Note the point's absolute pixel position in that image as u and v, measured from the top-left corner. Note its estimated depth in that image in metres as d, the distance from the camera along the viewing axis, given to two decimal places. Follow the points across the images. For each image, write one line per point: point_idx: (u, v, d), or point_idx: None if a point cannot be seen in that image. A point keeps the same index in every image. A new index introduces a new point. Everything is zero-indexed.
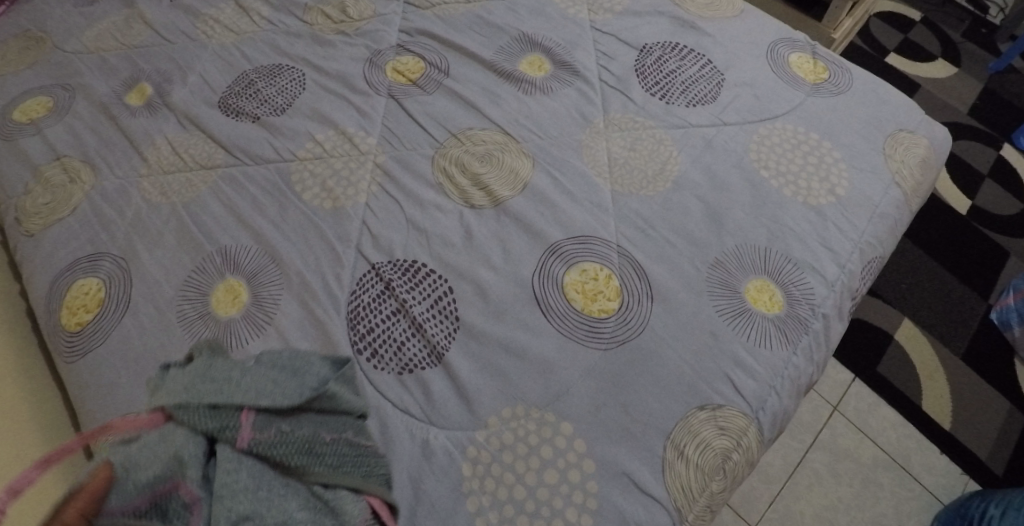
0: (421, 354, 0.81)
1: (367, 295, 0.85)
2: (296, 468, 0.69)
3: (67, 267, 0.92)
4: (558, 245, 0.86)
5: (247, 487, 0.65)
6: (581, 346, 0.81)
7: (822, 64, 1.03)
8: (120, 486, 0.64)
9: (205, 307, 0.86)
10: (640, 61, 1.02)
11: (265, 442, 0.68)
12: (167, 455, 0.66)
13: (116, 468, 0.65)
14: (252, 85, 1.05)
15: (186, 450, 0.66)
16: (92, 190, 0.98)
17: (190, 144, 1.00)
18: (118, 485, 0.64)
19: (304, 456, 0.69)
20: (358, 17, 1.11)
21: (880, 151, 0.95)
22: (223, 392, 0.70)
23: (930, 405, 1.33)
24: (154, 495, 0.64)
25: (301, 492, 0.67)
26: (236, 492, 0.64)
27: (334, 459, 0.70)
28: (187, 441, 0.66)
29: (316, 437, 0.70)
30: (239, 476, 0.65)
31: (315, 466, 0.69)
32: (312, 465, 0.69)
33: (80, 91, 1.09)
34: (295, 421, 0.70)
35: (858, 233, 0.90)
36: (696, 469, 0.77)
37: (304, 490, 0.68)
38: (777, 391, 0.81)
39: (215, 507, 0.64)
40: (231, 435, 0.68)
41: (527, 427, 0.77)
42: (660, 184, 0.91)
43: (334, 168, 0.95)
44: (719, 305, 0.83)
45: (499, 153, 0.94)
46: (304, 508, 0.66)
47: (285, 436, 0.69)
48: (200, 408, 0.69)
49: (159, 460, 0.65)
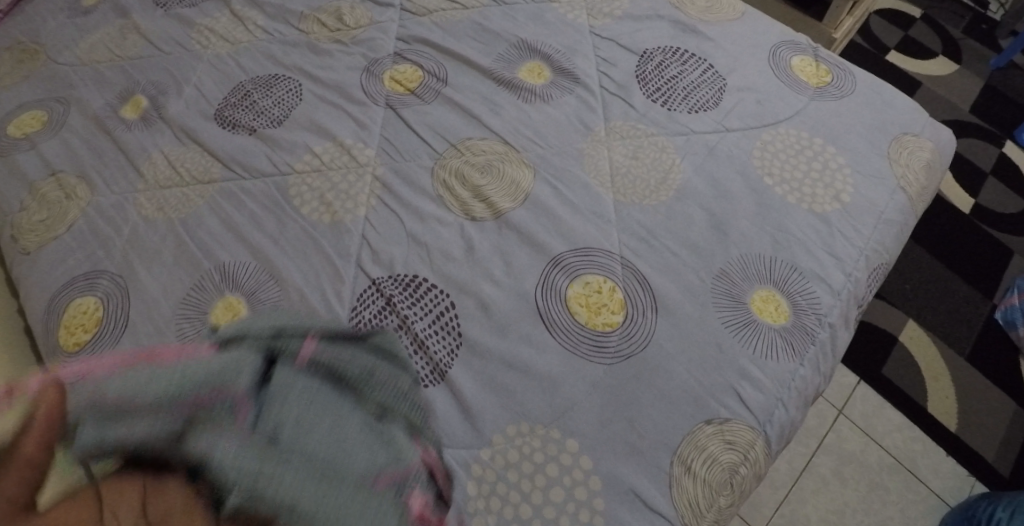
0: (423, 372, 0.81)
1: (369, 311, 0.84)
2: (353, 391, 0.78)
3: (65, 286, 0.91)
4: (560, 257, 0.85)
5: (306, 397, 0.77)
6: (586, 361, 0.80)
7: (824, 67, 1.02)
8: (192, 384, 0.78)
9: (204, 326, 0.85)
10: (640, 67, 1.01)
11: (326, 364, 0.80)
12: (232, 366, 0.79)
13: (189, 371, 0.79)
14: (249, 97, 1.04)
15: (248, 364, 0.79)
16: (88, 206, 0.96)
17: (186, 158, 0.99)
18: (191, 382, 0.78)
19: (360, 381, 0.79)
20: (354, 25, 1.09)
21: (885, 155, 0.94)
22: (290, 326, 0.83)
23: (935, 406, 1.32)
24: (214, 396, 0.77)
25: (356, 412, 0.77)
26: (296, 399, 0.77)
27: (386, 412, 0.78)
28: (250, 358, 0.79)
29: (372, 368, 0.80)
30: (300, 388, 0.78)
31: (371, 392, 0.78)
32: (367, 389, 0.79)
33: (75, 104, 1.08)
34: (353, 353, 0.81)
35: (864, 240, 0.89)
36: (704, 485, 0.76)
37: (360, 413, 0.77)
38: (784, 403, 0.80)
39: (270, 408, 0.77)
40: (296, 355, 0.80)
41: (532, 445, 0.76)
42: (663, 193, 0.90)
43: (332, 181, 0.94)
44: (725, 316, 0.82)
45: (499, 164, 0.93)
46: (361, 424, 0.77)
47: (347, 360, 0.80)
48: (270, 335, 0.82)
49: (225, 370, 0.79)
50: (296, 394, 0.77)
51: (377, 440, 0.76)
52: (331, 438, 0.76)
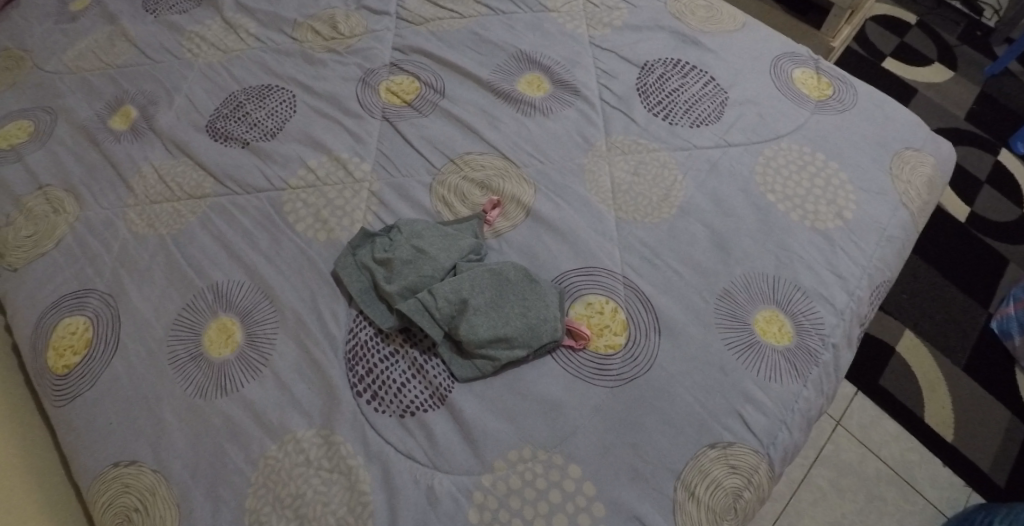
0: (422, 396, 0.79)
1: (366, 332, 0.83)
2: (444, 246, 0.83)
3: (53, 305, 0.89)
4: (563, 276, 0.85)
5: (419, 255, 0.83)
6: (588, 384, 0.79)
7: (826, 79, 1.01)
8: (364, 304, 0.83)
9: (197, 348, 0.83)
10: (642, 80, 0.99)
11: (413, 233, 0.85)
12: (366, 271, 0.84)
13: (353, 302, 0.84)
14: (241, 108, 1.02)
15: (374, 272, 0.83)
16: (76, 221, 0.95)
17: (177, 172, 0.97)
18: (361, 305, 0.83)
19: (444, 240, 0.84)
20: (349, 34, 1.07)
21: (888, 171, 0.93)
22: (387, 233, 0.87)
23: (932, 417, 1.26)
24: (385, 306, 0.83)
25: (456, 252, 0.83)
26: (419, 266, 0.82)
27: (502, 283, 0.81)
28: (371, 263, 0.84)
29: (446, 229, 0.86)
30: (410, 253, 0.83)
31: (460, 242, 0.84)
32: (455, 241, 0.84)
33: (63, 114, 1.06)
34: (425, 226, 0.86)
35: (867, 258, 0.87)
36: (707, 510, 0.75)
37: (461, 254, 0.83)
38: (788, 426, 0.79)
39: (424, 285, 0.82)
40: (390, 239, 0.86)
41: (534, 470, 0.75)
42: (665, 210, 0.88)
43: (327, 197, 0.92)
44: (728, 338, 0.81)
45: (499, 180, 0.92)
46: (461, 252, 0.83)
47: (427, 231, 0.85)
48: (375, 244, 0.86)
49: (363, 277, 0.84)
50: (412, 258, 0.83)
51: (502, 304, 0.80)
52: (480, 317, 0.79)
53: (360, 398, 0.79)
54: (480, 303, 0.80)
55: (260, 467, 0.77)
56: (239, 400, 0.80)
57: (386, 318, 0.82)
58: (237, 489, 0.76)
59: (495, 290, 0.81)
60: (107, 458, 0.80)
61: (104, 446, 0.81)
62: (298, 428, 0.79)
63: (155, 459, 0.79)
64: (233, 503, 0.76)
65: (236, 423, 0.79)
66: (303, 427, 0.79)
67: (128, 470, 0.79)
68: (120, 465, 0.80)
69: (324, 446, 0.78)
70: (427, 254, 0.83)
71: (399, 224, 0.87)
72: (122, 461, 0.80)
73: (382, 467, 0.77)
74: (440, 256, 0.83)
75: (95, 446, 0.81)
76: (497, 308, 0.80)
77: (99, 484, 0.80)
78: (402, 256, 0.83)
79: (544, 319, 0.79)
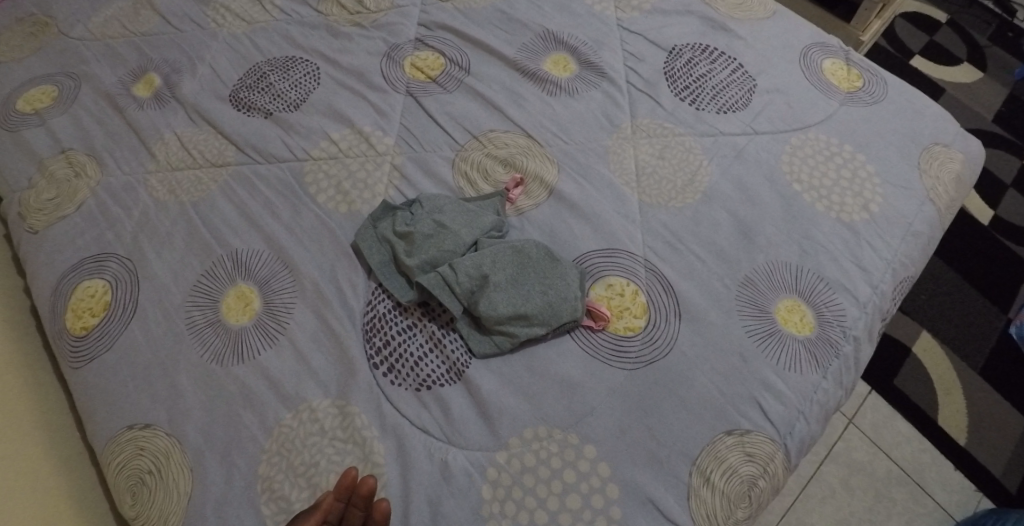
0: (439, 371, 0.79)
1: (384, 305, 0.82)
2: (465, 222, 0.83)
3: (73, 268, 0.89)
4: (585, 256, 0.84)
5: (440, 229, 0.82)
6: (607, 365, 0.78)
7: (856, 71, 0.98)
8: (384, 277, 0.83)
9: (215, 315, 0.83)
10: (669, 64, 0.97)
11: (436, 208, 0.85)
12: (387, 244, 0.84)
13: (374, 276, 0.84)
14: (265, 79, 1.01)
15: (392, 246, 0.83)
16: (97, 186, 0.95)
17: (199, 140, 0.97)
18: (382, 278, 0.83)
19: (466, 216, 0.84)
20: (374, 9, 1.06)
21: (916, 166, 0.91)
22: (410, 207, 0.86)
23: (947, 419, 1.24)
24: (405, 280, 0.83)
25: (478, 227, 0.83)
26: (441, 240, 0.82)
27: (522, 259, 0.81)
28: (392, 238, 0.84)
29: (468, 206, 0.85)
30: (431, 228, 0.83)
31: (481, 217, 0.84)
32: (476, 216, 0.84)
33: (86, 80, 1.05)
34: (448, 202, 0.85)
35: (892, 252, 0.86)
36: (722, 496, 0.74)
37: (483, 229, 0.83)
38: (806, 417, 0.78)
39: (447, 259, 0.81)
40: (412, 213, 0.85)
41: (549, 449, 0.75)
42: (689, 195, 0.87)
43: (349, 168, 0.92)
44: (749, 325, 0.80)
45: (522, 158, 0.91)
46: (483, 227, 0.83)
47: (448, 207, 0.85)
48: (396, 218, 0.85)
49: (385, 250, 0.84)
50: (434, 232, 0.82)
51: (522, 280, 0.80)
52: (500, 294, 0.78)
53: (377, 371, 0.79)
54: (500, 280, 0.79)
55: (274, 435, 0.77)
56: (256, 368, 0.80)
57: (405, 292, 0.82)
58: (251, 456, 0.77)
59: (515, 266, 0.80)
60: (121, 421, 0.81)
61: (119, 410, 0.81)
62: (314, 398, 0.79)
63: (170, 424, 0.79)
64: (246, 470, 0.76)
65: (251, 390, 0.79)
66: (319, 397, 0.79)
67: (143, 433, 0.79)
68: (135, 428, 0.80)
69: (339, 416, 0.78)
70: (448, 227, 0.82)
71: (423, 199, 0.86)
72: (137, 424, 0.80)
73: (397, 440, 0.76)
74: (462, 230, 0.82)
75: (112, 409, 0.81)
76: (517, 285, 0.79)
77: (113, 446, 0.80)
78: (423, 230, 0.82)
79: (564, 298, 0.78)
